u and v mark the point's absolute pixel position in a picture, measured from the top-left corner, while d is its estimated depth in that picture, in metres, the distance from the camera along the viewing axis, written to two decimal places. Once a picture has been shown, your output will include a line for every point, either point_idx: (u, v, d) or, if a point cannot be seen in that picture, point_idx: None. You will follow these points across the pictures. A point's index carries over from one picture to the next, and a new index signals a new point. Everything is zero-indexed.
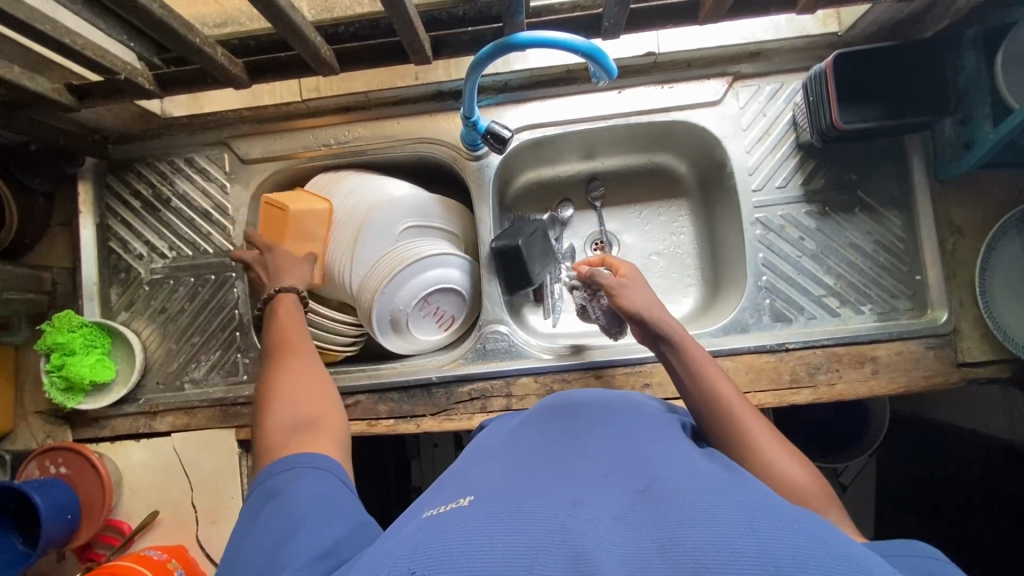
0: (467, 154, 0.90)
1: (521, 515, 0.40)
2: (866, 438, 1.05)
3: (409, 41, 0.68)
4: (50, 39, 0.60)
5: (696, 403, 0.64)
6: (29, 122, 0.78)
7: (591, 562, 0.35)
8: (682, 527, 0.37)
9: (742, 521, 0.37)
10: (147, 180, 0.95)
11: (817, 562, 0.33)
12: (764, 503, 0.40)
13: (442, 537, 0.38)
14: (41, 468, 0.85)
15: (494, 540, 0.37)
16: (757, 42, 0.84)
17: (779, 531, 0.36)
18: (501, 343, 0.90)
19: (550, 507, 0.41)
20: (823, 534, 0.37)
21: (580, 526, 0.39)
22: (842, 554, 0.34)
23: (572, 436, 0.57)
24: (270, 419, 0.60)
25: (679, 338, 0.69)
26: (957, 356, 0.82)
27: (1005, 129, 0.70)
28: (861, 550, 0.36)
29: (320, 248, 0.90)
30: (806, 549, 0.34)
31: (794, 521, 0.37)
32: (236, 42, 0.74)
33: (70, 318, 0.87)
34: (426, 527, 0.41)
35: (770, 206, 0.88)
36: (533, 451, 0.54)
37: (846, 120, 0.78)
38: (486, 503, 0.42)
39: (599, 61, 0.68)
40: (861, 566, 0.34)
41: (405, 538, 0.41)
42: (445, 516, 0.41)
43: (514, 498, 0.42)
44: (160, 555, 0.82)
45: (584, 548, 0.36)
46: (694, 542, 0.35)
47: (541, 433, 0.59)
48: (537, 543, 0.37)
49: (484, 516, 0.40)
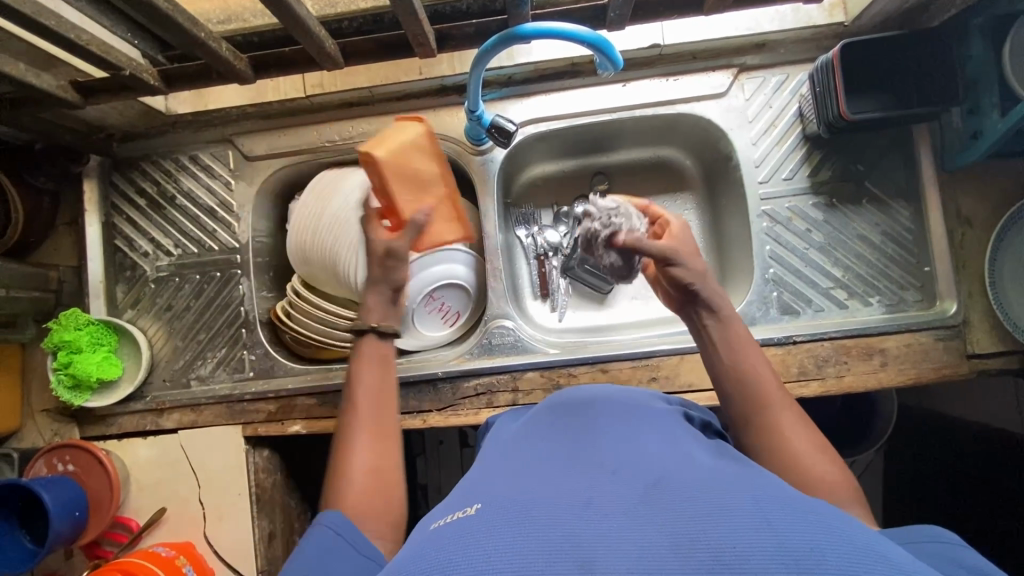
0: (472, 148, 0.90)
1: (531, 518, 0.39)
2: (875, 432, 1.04)
3: (413, 33, 0.68)
4: (55, 34, 0.60)
5: (729, 379, 0.63)
6: (34, 120, 0.78)
7: (604, 565, 0.34)
8: (694, 524, 0.37)
9: (757, 518, 0.36)
10: (152, 177, 0.95)
11: (835, 555, 0.33)
12: (776, 495, 0.40)
13: (453, 549, 0.38)
14: (48, 466, 0.85)
15: (504, 551, 0.37)
16: (763, 33, 0.84)
17: (795, 525, 0.36)
18: (506, 338, 0.90)
19: (558, 506, 0.41)
20: (838, 524, 0.37)
21: (592, 524, 0.38)
22: (859, 545, 0.34)
23: (577, 432, 0.56)
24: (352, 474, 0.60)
25: (728, 311, 0.67)
26: (966, 347, 0.81)
27: (1015, 117, 0.70)
28: (877, 539, 0.36)
29: (325, 244, 0.89)
30: (820, 542, 0.34)
31: (809, 513, 0.37)
32: (241, 38, 0.74)
33: (76, 316, 0.87)
34: (436, 539, 0.40)
35: (777, 198, 0.88)
36: (539, 450, 0.54)
37: (852, 111, 0.78)
38: (494, 508, 0.41)
39: (604, 51, 0.67)
40: (879, 557, 0.34)
41: (415, 552, 0.40)
42: (454, 527, 0.41)
43: (522, 502, 0.41)
44: (168, 552, 0.83)
45: (596, 551, 0.36)
46: (710, 540, 0.35)
47: (546, 431, 0.59)
48: (550, 548, 0.36)
49: (493, 523, 0.39)
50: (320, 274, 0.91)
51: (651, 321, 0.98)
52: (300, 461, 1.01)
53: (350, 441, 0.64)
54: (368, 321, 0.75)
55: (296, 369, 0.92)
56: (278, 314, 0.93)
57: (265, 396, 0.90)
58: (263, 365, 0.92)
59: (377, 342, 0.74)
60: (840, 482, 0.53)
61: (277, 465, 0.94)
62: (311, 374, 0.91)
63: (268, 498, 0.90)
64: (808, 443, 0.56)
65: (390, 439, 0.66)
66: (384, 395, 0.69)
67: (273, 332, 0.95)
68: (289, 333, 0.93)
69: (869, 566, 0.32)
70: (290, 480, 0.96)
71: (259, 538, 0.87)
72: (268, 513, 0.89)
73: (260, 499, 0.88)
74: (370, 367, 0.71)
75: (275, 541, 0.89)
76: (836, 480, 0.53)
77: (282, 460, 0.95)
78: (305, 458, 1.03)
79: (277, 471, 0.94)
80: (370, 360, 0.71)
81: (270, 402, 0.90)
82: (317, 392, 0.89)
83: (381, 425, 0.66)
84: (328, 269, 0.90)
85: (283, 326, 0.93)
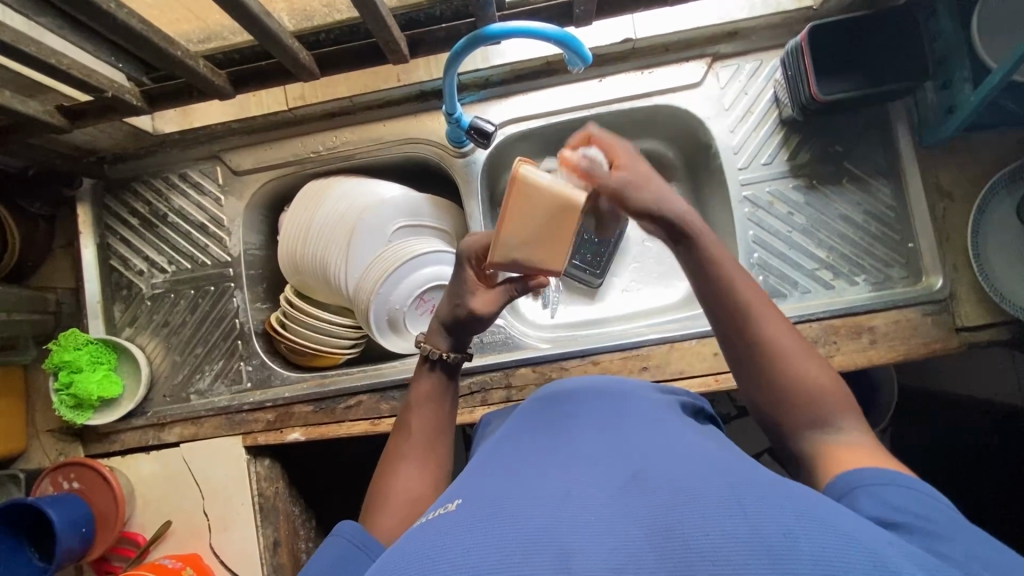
0: (453, 151, 0.91)
1: (508, 510, 0.37)
2: (875, 411, 1.03)
3: (384, 40, 0.70)
4: (35, 60, 0.63)
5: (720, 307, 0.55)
6: (25, 147, 0.80)
7: (580, 560, 0.32)
8: (670, 512, 0.35)
9: (728, 504, 0.34)
10: (143, 197, 0.97)
11: (808, 543, 0.31)
12: (751, 479, 0.38)
13: (428, 548, 0.36)
14: (54, 485, 0.86)
15: (474, 546, 0.35)
16: (733, 21, 0.84)
17: (772, 511, 0.34)
18: (497, 336, 0.91)
19: (535, 498, 0.38)
20: (816, 509, 0.34)
21: (569, 515, 0.36)
22: (836, 534, 0.32)
23: (562, 418, 0.54)
24: (392, 502, 0.58)
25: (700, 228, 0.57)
26: (954, 321, 0.81)
27: (985, 90, 0.71)
28: (851, 522, 0.34)
29: (316, 252, 0.91)
30: (793, 526, 0.32)
31: (786, 497, 0.35)
32: (221, 55, 0.77)
33: (75, 336, 0.89)
34: (412, 539, 0.38)
35: (757, 183, 0.89)
36: (518, 442, 0.52)
37: (824, 93, 0.78)
38: (475, 504, 0.39)
39: (572, 46, 0.69)
40: (856, 544, 0.32)
41: (392, 551, 0.39)
42: (434, 523, 0.39)
43: (503, 494, 0.40)
44: (175, 563, 0.83)
45: (572, 543, 0.34)
46: (686, 530, 0.33)
47: (526, 423, 0.57)
48: (525, 539, 0.34)
49: (472, 518, 0.37)
50: (312, 284, 0.94)
51: (643, 312, 0.99)
52: (300, 467, 1.02)
53: (397, 464, 0.62)
54: (436, 348, 0.66)
55: (292, 378, 0.93)
56: (272, 325, 0.94)
57: (263, 405, 0.91)
58: (261, 375, 0.93)
59: (435, 378, 0.67)
60: (835, 388, 0.50)
61: (278, 474, 0.94)
62: (307, 382, 0.92)
63: (270, 505, 0.90)
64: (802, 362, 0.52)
65: (438, 472, 0.62)
66: (433, 430, 0.65)
67: (268, 342, 0.97)
68: (285, 345, 0.93)
69: (845, 558, 0.31)
70: (291, 488, 0.97)
71: (263, 546, 0.87)
72: (271, 521, 0.89)
73: (263, 507, 0.89)
74: (420, 398, 0.66)
75: (280, 549, 0.89)
76: (831, 390, 0.50)
77: (283, 468, 0.96)
78: (305, 466, 1.04)
79: (278, 479, 0.94)
80: (422, 397, 0.66)
81: (268, 411, 0.91)
82: (314, 399, 0.90)
83: (428, 455, 0.63)
84: (319, 277, 0.92)
85: (278, 338, 0.94)
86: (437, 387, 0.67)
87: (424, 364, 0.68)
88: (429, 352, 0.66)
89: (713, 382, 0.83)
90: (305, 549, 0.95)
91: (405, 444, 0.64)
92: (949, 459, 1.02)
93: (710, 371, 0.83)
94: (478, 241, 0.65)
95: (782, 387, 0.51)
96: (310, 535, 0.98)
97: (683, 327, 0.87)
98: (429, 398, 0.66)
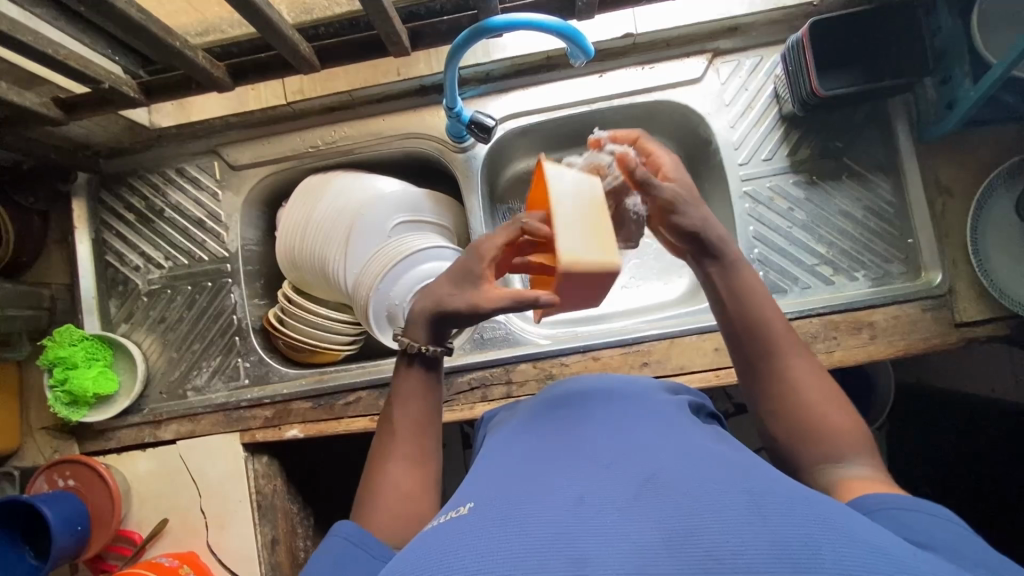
0: (454, 146, 0.91)
1: (524, 515, 0.37)
2: (874, 407, 1.03)
3: (385, 33, 0.69)
4: (31, 49, 0.62)
5: (747, 335, 0.59)
6: (20, 140, 0.79)
7: (598, 564, 0.32)
8: (687, 517, 0.35)
9: (747, 510, 0.34)
10: (140, 192, 0.97)
11: (828, 548, 0.31)
12: (767, 484, 0.38)
13: (443, 552, 0.36)
14: (49, 482, 0.85)
15: (490, 551, 0.34)
16: (733, 16, 0.85)
17: (789, 517, 0.34)
18: (498, 332, 0.91)
19: (550, 501, 0.38)
20: (832, 515, 0.34)
21: (584, 518, 0.36)
22: (857, 540, 0.32)
23: (571, 419, 0.54)
24: (382, 502, 0.58)
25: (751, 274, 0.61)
26: (954, 316, 0.81)
27: (985, 85, 0.71)
28: (870, 531, 0.34)
29: (315, 248, 0.90)
30: (811, 533, 0.32)
31: (801, 502, 0.35)
32: (219, 48, 0.76)
33: (70, 332, 0.88)
34: (425, 542, 0.38)
35: (757, 178, 0.89)
36: (528, 444, 0.51)
37: (825, 88, 0.79)
38: (488, 507, 0.39)
39: (574, 40, 0.69)
40: (874, 550, 0.32)
41: (404, 555, 0.38)
42: (447, 526, 0.39)
43: (517, 497, 0.40)
44: (171, 562, 0.82)
45: (588, 546, 0.34)
46: (704, 535, 0.33)
47: (535, 424, 0.57)
48: (541, 543, 0.34)
49: (486, 521, 0.37)
50: (311, 280, 0.93)
51: (643, 308, 0.98)
52: (298, 465, 1.01)
53: (385, 462, 0.61)
54: (414, 343, 0.65)
55: (290, 374, 0.92)
56: (270, 321, 0.93)
57: (261, 402, 0.90)
58: (259, 371, 0.93)
59: (417, 373, 0.66)
60: (853, 428, 0.52)
61: (276, 471, 0.93)
62: (306, 378, 0.91)
63: (268, 503, 0.90)
64: (824, 399, 0.54)
65: (425, 468, 0.62)
66: (418, 426, 0.64)
67: (265, 338, 0.96)
68: (283, 341, 0.92)
69: (865, 564, 0.30)
70: (289, 486, 0.96)
71: (261, 544, 0.86)
72: (269, 519, 0.88)
73: (261, 505, 0.88)
74: (400, 395, 0.65)
75: (278, 547, 0.88)
76: (849, 428, 0.52)
77: (281, 466, 0.95)
78: (303, 463, 1.03)
79: (276, 477, 0.93)
80: (407, 393, 0.65)
81: (266, 408, 0.90)
82: (313, 396, 0.89)
83: (415, 452, 0.62)
84: (318, 273, 0.91)
85: (276, 334, 0.93)
86: (418, 382, 0.66)
87: (403, 360, 0.66)
88: (408, 347, 0.65)
89: (714, 377, 0.83)
90: (303, 547, 0.95)
91: (392, 442, 0.63)
92: (947, 455, 1.03)
93: (711, 366, 0.83)
94: (490, 246, 0.64)
95: (801, 424, 0.53)
96: (308, 533, 0.97)
97: (684, 323, 0.87)
98: (412, 393, 0.65)
